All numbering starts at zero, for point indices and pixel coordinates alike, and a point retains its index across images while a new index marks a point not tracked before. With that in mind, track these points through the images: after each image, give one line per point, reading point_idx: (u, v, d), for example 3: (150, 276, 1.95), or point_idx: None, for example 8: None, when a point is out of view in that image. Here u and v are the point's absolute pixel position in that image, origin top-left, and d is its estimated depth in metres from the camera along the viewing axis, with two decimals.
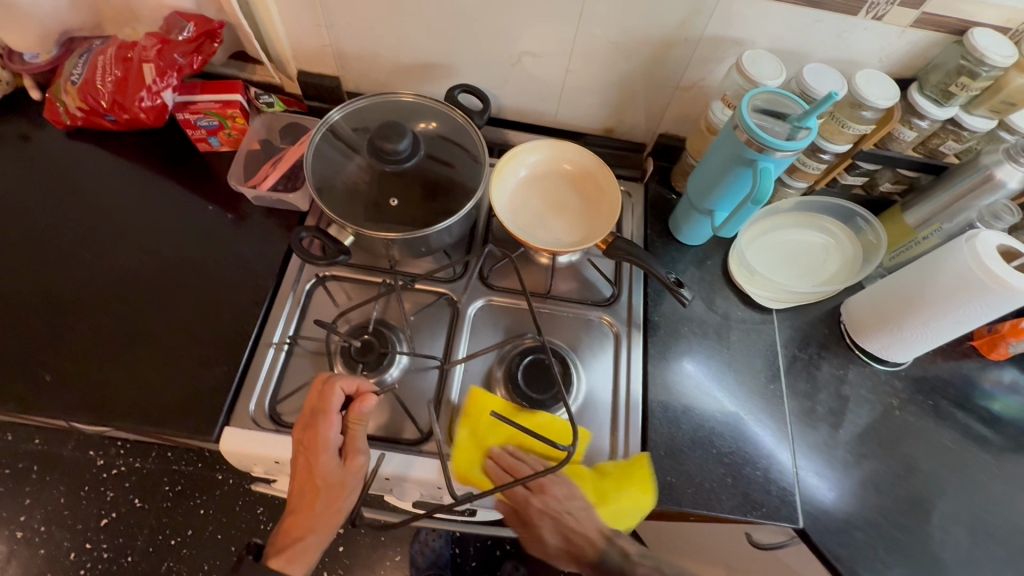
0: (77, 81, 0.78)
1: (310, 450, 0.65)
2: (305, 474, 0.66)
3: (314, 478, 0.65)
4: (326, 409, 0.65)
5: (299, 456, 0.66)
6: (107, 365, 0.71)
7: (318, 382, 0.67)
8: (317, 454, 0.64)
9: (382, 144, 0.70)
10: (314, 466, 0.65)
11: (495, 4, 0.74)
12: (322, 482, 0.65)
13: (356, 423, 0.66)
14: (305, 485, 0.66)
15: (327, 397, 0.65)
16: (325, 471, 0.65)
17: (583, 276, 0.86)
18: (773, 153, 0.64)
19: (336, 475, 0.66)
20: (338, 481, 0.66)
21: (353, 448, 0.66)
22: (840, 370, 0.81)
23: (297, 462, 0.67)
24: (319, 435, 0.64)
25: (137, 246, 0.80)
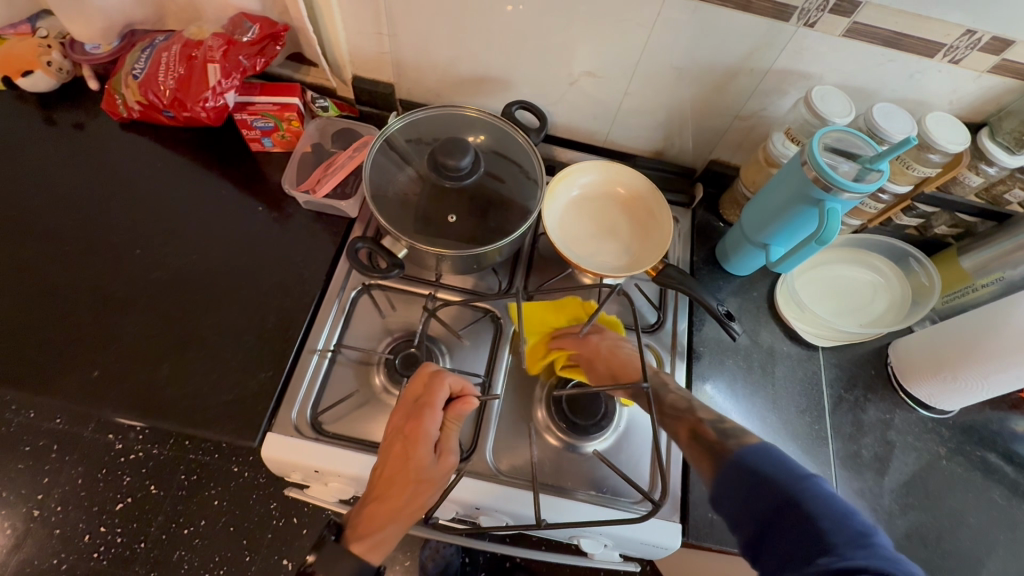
0: (140, 76, 0.78)
1: (410, 441, 0.63)
2: (396, 467, 0.62)
3: (408, 472, 0.61)
4: (432, 403, 0.64)
5: (394, 445, 0.64)
6: (155, 361, 0.71)
7: (423, 375, 0.67)
8: (416, 445, 0.63)
9: (445, 160, 0.70)
10: (410, 457, 0.62)
11: (562, 25, 0.74)
12: (414, 477, 0.62)
13: (453, 422, 0.65)
14: (394, 480, 0.62)
15: (433, 391, 0.65)
16: (421, 465, 0.62)
17: (628, 301, 0.85)
18: (842, 194, 0.63)
19: (428, 472, 0.62)
20: (428, 478, 0.62)
21: (446, 445, 0.65)
22: (886, 414, 0.80)
23: (388, 456, 0.64)
24: (423, 427, 0.63)
25: (188, 243, 0.80)
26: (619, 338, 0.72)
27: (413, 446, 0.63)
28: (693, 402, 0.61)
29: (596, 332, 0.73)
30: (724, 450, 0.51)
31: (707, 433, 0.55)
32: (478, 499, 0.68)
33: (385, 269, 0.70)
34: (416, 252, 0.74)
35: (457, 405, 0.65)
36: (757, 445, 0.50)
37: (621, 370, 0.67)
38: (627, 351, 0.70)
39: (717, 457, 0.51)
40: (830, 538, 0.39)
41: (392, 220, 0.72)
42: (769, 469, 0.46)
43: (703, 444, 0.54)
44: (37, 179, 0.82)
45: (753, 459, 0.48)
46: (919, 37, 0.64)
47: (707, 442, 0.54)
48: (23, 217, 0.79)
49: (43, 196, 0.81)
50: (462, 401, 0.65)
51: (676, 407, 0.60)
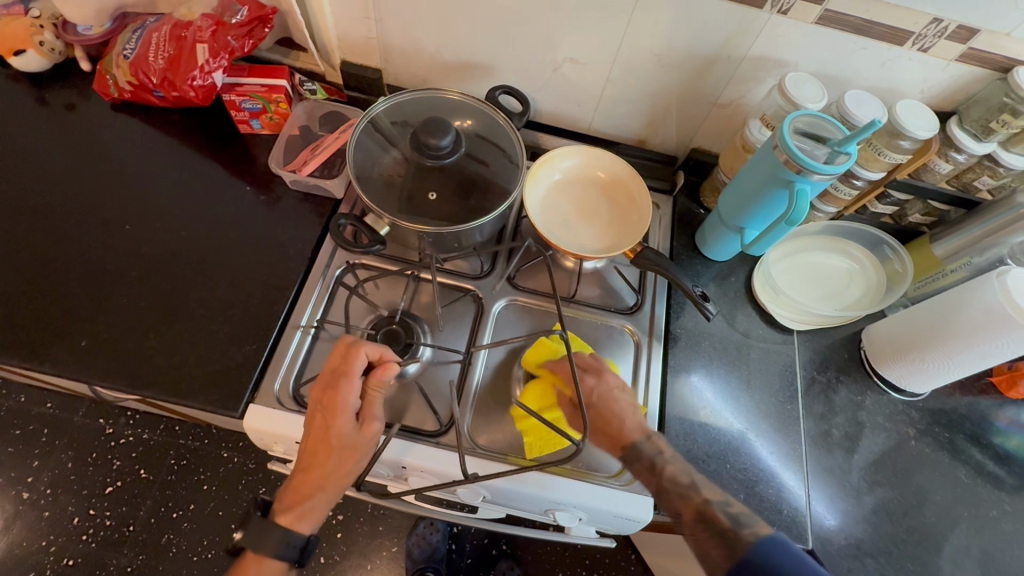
0: (130, 57, 0.80)
1: (329, 411, 0.65)
2: (320, 436, 0.65)
3: (328, 441, 0.64)
4: (349, 373, 0.65)
5: (316, 416, 0.66)
6: (140, 334, 0.73)
7: (342, 346, 0.68)
8: (335, 416, 0.65)
9: (427, 139, 0.71)
10: (330, 427, 0.65)
11: (544, 11, 0.75)
12: (337, 444, 0.65)
13: (375, 388, 0.67)
14: (317, 448, 0.65)
15: (351, 360, 0.66)
16: (341, 433, 0.65)
17: (608, 284, 0.87)
18: (811, 175, 0.65)
19: (350, 440, 0.65)
20: (349, 445, 0.65)
21: (369, 412, 0.67)
22: (857, 396, 0.82)
23: (310, 426, 0.66)
24: (341, 396, 0.65)
25: (175, 220, 0.81)
26: (613, 386, 0.71)
27: (332, 416, 0.65)
28: (695, 479, 0.62)
29: (591, 373, 0.72)
30: (742, 543, 0.53)
31: (718, 520, 0.57)
32: (456, 472, 0.69)
33: (366, 244, 0.73)
34: (398, 230, 0.75)
35: (377, 372, 0.67)
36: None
37: (610, 427, 0.68)
38: (620, 405, 0.69)
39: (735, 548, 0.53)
40: None
41: (375, 199, 0.74)
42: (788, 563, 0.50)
43: (714, 530, 0.56)
44: (28, 157, 0.83)
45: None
46: (888, 25, 0.66)
47: (721, 531, 0.55)
48: (14, 193, 0.80)
49: (33, 173, 0.82)
50: (382, 368, 0.67)
51: (679, 484, 0.61)
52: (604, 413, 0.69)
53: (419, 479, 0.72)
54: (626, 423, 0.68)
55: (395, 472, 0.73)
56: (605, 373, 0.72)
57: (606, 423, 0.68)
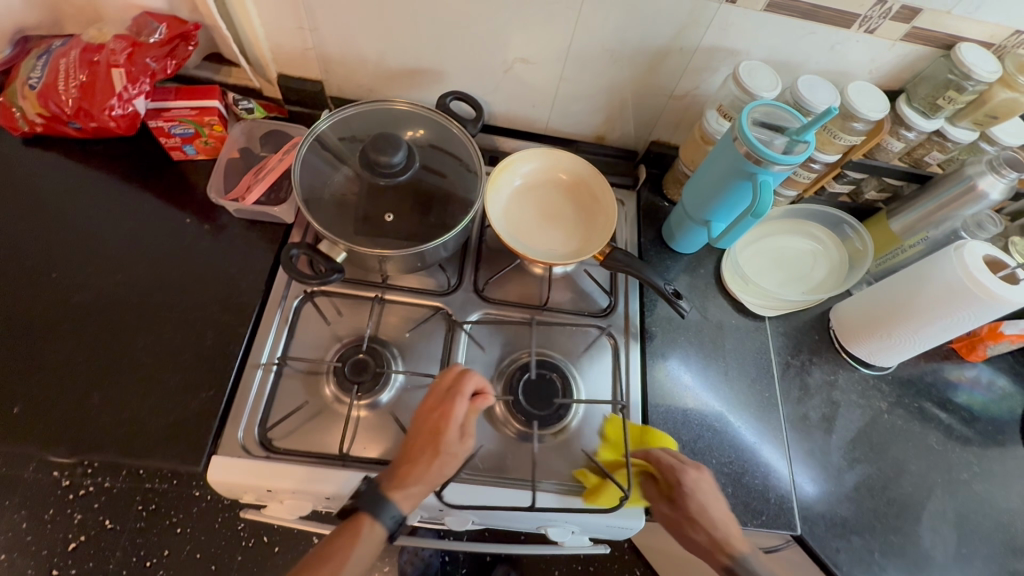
0: (37, 86, 0.72)
1: (442, 415, 0.63)
2: (427, 442, 0.62)
3: (438, 443, 0.61)
4: (463, 394, 0.64)
5: (424, 418, 0.63)
6: (81, 392, 0.67)
7: (455, 367, 0.67)
8: (449, 420, 0.62)
9: (376, 156, 0.67)
10: (440, 436, 0.61)
11: (489, 10, 0.72)
12: (443, 448, 0.61)
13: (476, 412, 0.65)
14: (424, 448, 0.61)
15: (467, 375, 0.65)
16: (452, 436, 0.62)
17: (579, 287, 0.85)
18: (773, 167, 0.64)
19: (454, 448, 0.62)
20: (452, 453, 0.62)
21: (470, 429, 0.64)
22: (830, 375, 0.83)
23: (420, 426, 0.63)
24: (454, 411, 0.63)
25: (108, 261, 0.75)
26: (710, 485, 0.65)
27: (440, 429, 0.62)
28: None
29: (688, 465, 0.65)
30: None
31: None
32: (440, 502, 0.66)
33: (323, 274, 0.69)
34: (355, 255, 0.71)
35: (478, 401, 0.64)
36: None
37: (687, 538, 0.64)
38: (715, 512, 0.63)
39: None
40: None
41: (329, 224, 0.70)
42: None
43: None
44: None
45: None
46: (834, 8, 0.66)
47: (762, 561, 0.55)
48: None
49: None
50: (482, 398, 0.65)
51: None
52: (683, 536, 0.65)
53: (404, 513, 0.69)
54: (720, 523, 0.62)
55: None
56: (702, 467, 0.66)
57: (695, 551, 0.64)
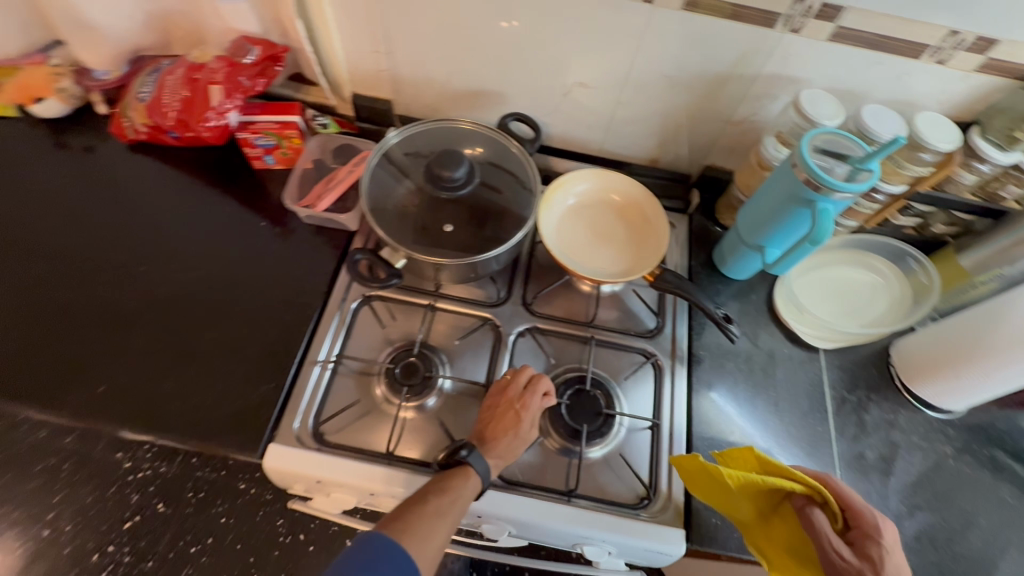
0: (146, 99, 0.80)
1: (524, 403, 0.68)
2: (510, 424, 0.67)
3: (519, 425, 0.67)
4: (539, 390, 0.69)
5: (501, 404, 0.69)
6: (160, 375, 0.73)
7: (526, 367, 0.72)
8: (529, 409, 0.68)
9: (440, 171, 0.71)
10: (521, 422, 0.67)
11: (553, 36, 0.76)
12: (523, 432, 0.67)
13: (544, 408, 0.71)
14: (505, 429, 0.66)
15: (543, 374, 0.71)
16: (532, 423, 0.67)
17: (626, 306, 0.85)
18: (834, 195, 0.64)
19: (529, 434, 0.67)
20: (527, 438, 0.67)
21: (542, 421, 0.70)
22: (889, 415, 0.79)
23: (499, 410, 0.68)
24: (533, 405, 0.68)
25: (191, 258, 0.82)
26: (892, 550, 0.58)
27: (520, 418, 0.67)
28: None
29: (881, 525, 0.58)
30: None
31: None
32: (480, 508, 0.67)
33: (384, 279, 0.74)
34: (413, 262, 0.75)
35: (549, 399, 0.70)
36: None
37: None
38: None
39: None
40: None
41: (391, 232, 0.74)
42: None
43: None
44: (45, 202, 0.85)
45: None
46: (903, 39, 0.66)
47: None
48: (33, 239, 0.82)
49: (51, 217, 0.84)
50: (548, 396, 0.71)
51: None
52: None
53: None
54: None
55: None
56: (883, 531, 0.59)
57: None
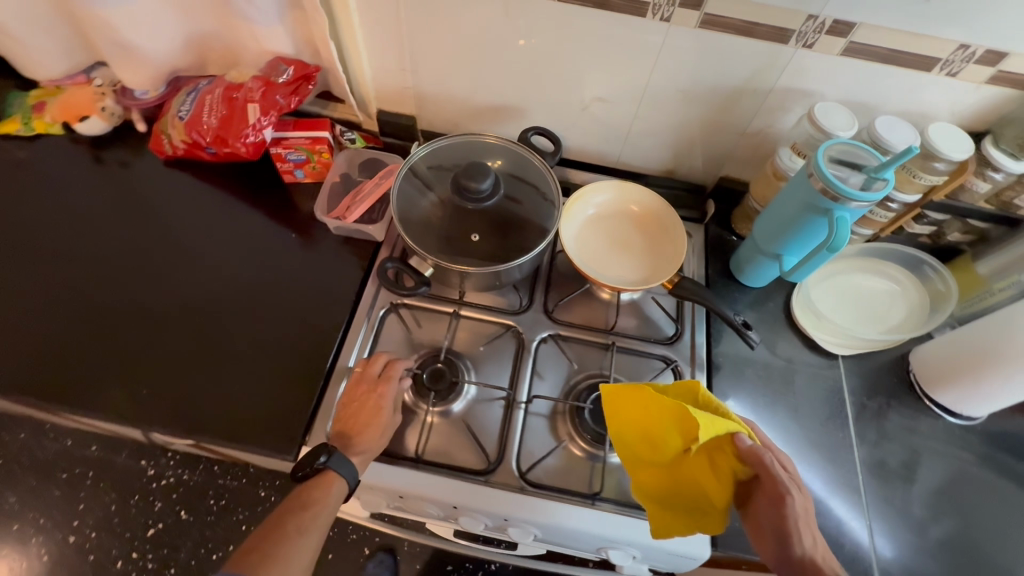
0: (185, 117, 0.84)
1: (367, 391, 0.72)
2: (359, 410, 0.70)
3: (370, 407, 0.70)
4: (396, 374, 0.73)
5: (374, 393, 0.71)
6: (197, 380, 0.75)
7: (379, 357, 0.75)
8: (377, 391, 0.72)
9: (468, 183, 0.74)
10: (381, 411, 0.70)
11: (573, 53, 0.79)
12: (386, 421, 0.70)
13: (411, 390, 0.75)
14: (357, 417, 0.70)
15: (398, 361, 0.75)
16: (380, 410, 0.71)
17: (645, 314, 0.87)
18: (850, 203, 0.65)
19: (391, 420, 0.71)
20: (389, 423, 0.71)
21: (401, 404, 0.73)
22: (910, 421, 0.79)
23: (365, 397, 0.71)
24: (390, 388, 0.72)
25: (226, 268, 0.85)
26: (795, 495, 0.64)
27: (379, 405, 0.71)
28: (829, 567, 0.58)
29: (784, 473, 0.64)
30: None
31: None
32: (507, 511, 0.68)
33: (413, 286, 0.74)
34: (439, 270, 0.77)
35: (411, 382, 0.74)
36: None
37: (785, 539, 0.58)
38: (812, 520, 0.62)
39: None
40: None
41: (420, 241, 0.77)
42: None
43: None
44: (88, 215, 0.89)
45: None
46: (913, 53, 0.68)
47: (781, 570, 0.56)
48: (77, 251, 0.86)
49: (94, 230, 0.88)
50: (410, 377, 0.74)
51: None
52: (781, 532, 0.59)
53: (469, 520, 0.71)
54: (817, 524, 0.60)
55: (443, 514, 0.72)
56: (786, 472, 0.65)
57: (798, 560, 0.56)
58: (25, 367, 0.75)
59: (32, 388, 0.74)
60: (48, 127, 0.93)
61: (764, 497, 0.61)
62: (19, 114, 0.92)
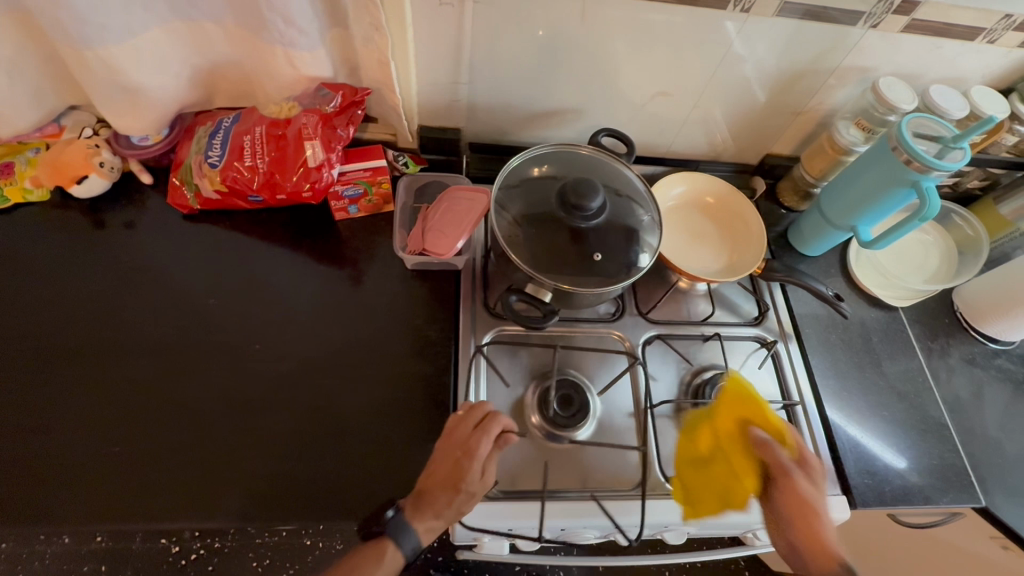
0: (220, 165, 0.75)
1: (459, 451, 0.64)
2: (447, 476, 0.63)
3: (454, 479, 0.62)
4: (488, 432, 0.64)
5: (450, 455, 0.64)
6: (314, 457, 0.69)
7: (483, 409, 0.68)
8: (464, 459, 0.63)
9: (578, 200, 0.71)
10: (465, 473, 0.62)
11: (640, 51, 0.77)
12: (461, 487, 0.62)
13: (496, 456, 0.65)
14: (439, 485, 0.63)
15: (491, 419, 0.65)
16: (462, 476, 0.62)
17: (729, 299, 0.89)
18: (933, 173, 0.70)
19: (472, 488, 0.62)
20: (471, 492, 0.62)
21: (493, 469, 0.64)
22: (967, 355, 0.89)
23: (442, 457, 0.65)
24: (475, 450, 0.63)
25: (303, 327, 0.77)
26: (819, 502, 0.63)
27: (463, 465, 0.63)
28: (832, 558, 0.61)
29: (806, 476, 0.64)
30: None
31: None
32: (670, 518, 0.69)
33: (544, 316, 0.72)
34: (561, 294, 0.73)
35: (501, 441, 0.65)
36: None
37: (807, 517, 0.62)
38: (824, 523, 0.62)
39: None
40: None
41: (533, 267, 0.72)
42: None
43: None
44: (118, 294, 0.76)
45: None
46: (964, 26, 0.72)
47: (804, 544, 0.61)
48: (120, 338, 0.73)
49: (127, 311, 0.75)
50: (502, 438, 0.65)
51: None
52: (796, 512, 0.62)
53: (626, 535, 0.71)
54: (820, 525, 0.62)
55: (600, 535, 0.72)
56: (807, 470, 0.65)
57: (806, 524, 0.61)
58: (109, 485, 0.65)
59: (125, 509, 0.64)
60: (24, 193, 0.79)
61: (774, 482, 0.65)
62: None
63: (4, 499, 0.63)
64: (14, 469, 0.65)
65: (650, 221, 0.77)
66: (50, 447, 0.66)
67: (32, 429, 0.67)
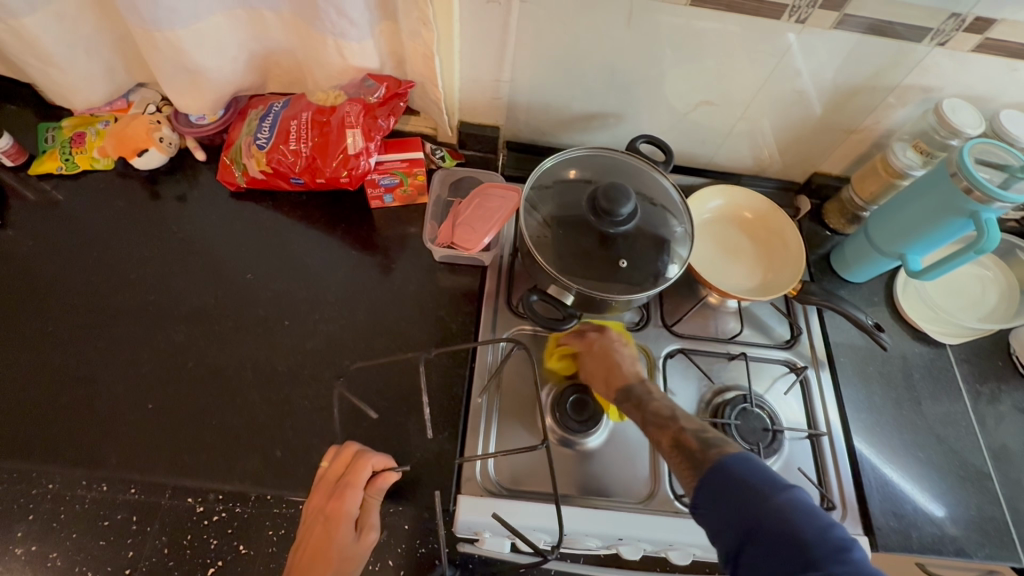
0: (265, 146, 0.79)
1: (331, 520, 0.63)
2: (318, 556, 0.61)
3: (329, 552, 0.62)
4: (359, 483, 0.64)
5: (316, 526, 0.64)
6: (329, 434, 0.72)
7: (345, 453, 0.67)
8: (337, 524, 0.63)
9: (609, 205, 0.70)
10: (340, 544, 0.62)
11: (685, 59, 0.75)
12: (337, 558, 0.62)
13: (374, 498, 0.66)
14: (312, 565, 0.61)
15: (355, 468, 0.65)
16: (342, 543, 0.63)
17: (761, 318, 0.86)
18: (995, 204, 0.66)
19: (350, 551, 0.63)
20: (349, 555, 0.63)
21: (369, 522, 0.65)
22: (1021, 404, 0.83)
23: (309, 538, 0.63)
24: (344, 506, 0.63)
25: (332, 308, 0.80)
26: (614, 339, 0.71)
27: (333, 527, 0.63)
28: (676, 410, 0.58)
29: (592, 330, 0.73)
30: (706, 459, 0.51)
31: (689, 443, 0.53)
32: (673, 535, 0.67)
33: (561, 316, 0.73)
34: (584, 297, 0.72)
35: (377, 480, 0.65)
36: (735, 452, 0.50)
37: (611, 375, 0.67)
38: (619, 354, 0.69)
39: (699, 470, 0.50)
40: (812, 552, 0.42)
41: (558, 268, 0.72)
42: (755, 482, 0.47)
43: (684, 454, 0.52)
44: (166, 260, 0.81)
45: (737, 469, 0.48)
46: None
47: (689, 452, 0.52)
48: (163, 302, 0.78)
49: (170, 277, 0.80)
50: (382, 476, 0.66)
51: (661, 416, 0.57)
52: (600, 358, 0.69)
53: (629, 549, 0.69)
54: (623, 366, 0.67)
55: (601, 545, 0.69)
56: (609, 329, 0.73)
57: (601, 363, 0.69)
58: (140, 438, 0.69)
59: (148, 463, 0.68)
60: (92, 162, 0.85)
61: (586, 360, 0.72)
62: (58, 149, 0.84)
63: (48, 440, 0.69)
64: (58, 415, 0.70)
65: (684, 232, 0.75)
66: (95, 397, 0.71)
67: (78, 379, 0.72)
